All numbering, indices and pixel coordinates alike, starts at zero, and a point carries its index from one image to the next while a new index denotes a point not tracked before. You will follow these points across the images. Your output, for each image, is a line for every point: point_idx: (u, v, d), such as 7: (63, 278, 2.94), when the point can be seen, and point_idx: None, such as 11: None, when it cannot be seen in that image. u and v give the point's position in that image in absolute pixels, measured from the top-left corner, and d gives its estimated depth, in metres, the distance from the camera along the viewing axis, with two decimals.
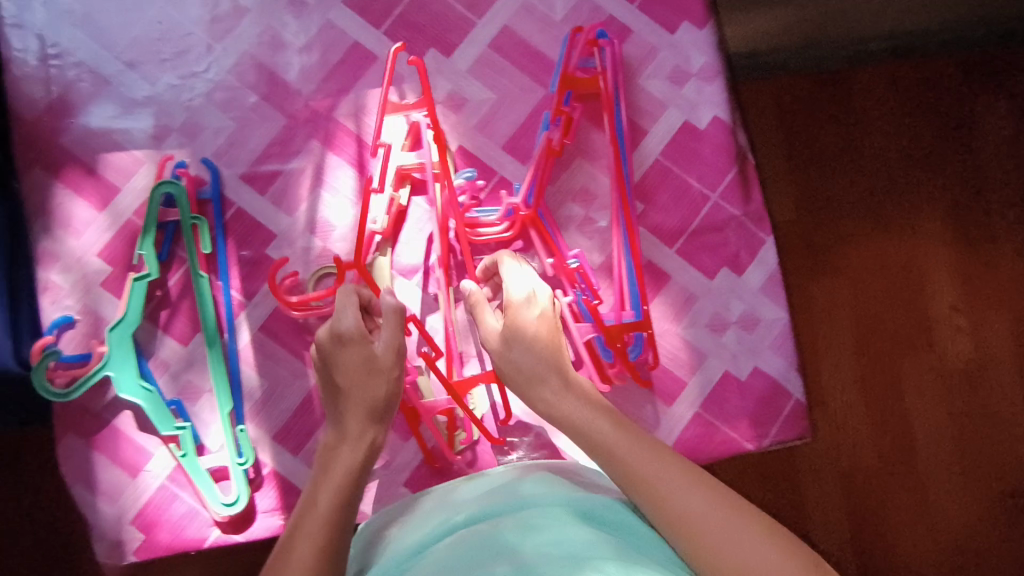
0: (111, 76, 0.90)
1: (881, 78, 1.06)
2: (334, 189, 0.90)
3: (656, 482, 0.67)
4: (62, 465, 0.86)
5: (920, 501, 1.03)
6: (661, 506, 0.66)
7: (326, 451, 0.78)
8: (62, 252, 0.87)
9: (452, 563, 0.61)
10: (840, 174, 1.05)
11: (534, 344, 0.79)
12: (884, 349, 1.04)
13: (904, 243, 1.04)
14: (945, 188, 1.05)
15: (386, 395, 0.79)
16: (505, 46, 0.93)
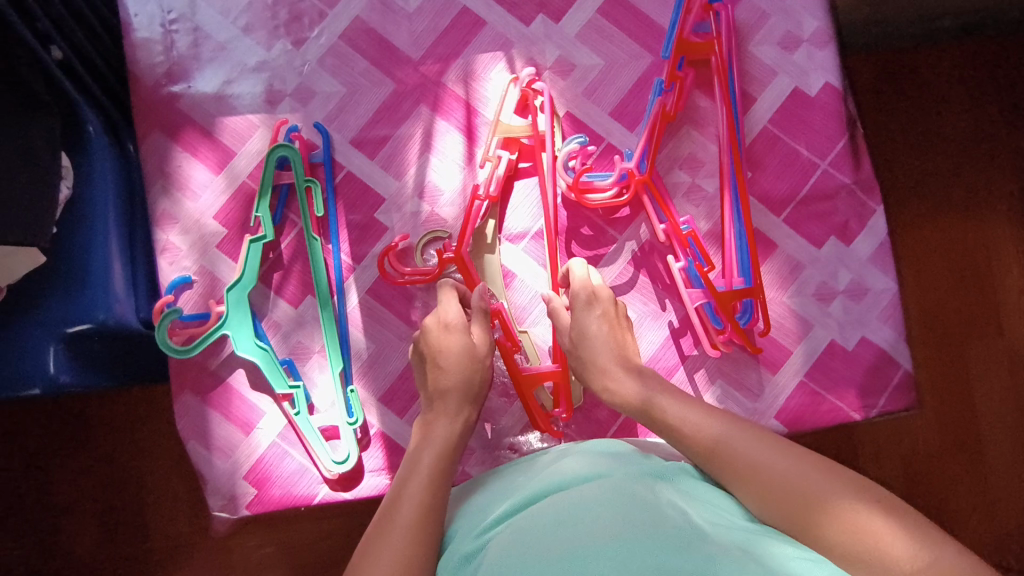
0: (227, 41, 0.92)
1: (952, 62, 1.06)
2: (442, 153, 0.91)
3: (752, 465, 0.64)
4: (178, 421, 0.88)
5: (980, 479, 1.04)
6: (761, 489, 0.63)
7: (418, 431, 0.80)
8: (179, 214, 0.89)
9: (611, 505, 0.60)
10: (910, 156, 1.05)
11: (604, 351, 0.81)
12: (951, 335, 1.04)
13: (973, 226, 1.05)
14: (1012, 168, 1.06)
15: (480, 380, 0.82)
16: (614, 12, 0.92)
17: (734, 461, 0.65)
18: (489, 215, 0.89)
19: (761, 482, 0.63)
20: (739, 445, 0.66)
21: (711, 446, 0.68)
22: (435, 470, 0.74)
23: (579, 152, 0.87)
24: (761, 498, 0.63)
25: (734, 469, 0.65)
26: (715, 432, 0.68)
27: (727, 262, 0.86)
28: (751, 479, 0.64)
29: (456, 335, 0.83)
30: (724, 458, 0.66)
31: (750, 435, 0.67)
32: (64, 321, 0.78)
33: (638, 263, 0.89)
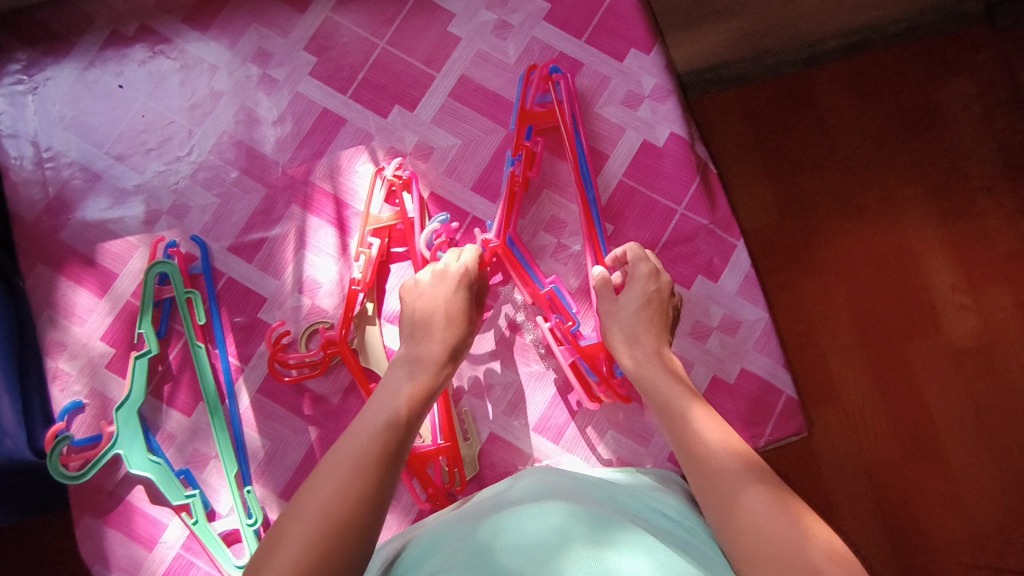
0: (103, 170, 0.96)
1: (838, 78, 1.10)
2: (317, 248, 0.94)
3: (714, 460, 0.67)
4: (81, 546, 0.88)
5: (946, 484, 1.02)
6: (709, 482, 0.66)
7: (390, 377, 0.77)
8: (68, 340, 0.92)
9: (459, 551, 0.58)
10: (815, 173, 1.08)
11: (633, 321, 0.82)
12: (886, 334, 1.05)
13: (891, 233, 1.06)
14: (921, 174, 1.08)
15: (462, 342, 0.82)
16: (464, 94, 0.98)
17: (700, 450, 0.69)
18: (368, 299, 0.91)
19: (714, 477, 0.66)
20: (709, 439, 0.69)
21: (688, 431, 0.71)
22: (406, 409, 0.72)
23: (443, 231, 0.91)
24: (708, 492, 0.66)
25: (700, 459, 0.68)
26: (694, 422, 0.72)
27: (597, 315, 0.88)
28: (709, 473, 0.66)
29: (461, 292, 0.83)
30: (695, 447, 0.69)
31: (720, 440, 0.69)
32: None
33: (515, 328, 0.92)
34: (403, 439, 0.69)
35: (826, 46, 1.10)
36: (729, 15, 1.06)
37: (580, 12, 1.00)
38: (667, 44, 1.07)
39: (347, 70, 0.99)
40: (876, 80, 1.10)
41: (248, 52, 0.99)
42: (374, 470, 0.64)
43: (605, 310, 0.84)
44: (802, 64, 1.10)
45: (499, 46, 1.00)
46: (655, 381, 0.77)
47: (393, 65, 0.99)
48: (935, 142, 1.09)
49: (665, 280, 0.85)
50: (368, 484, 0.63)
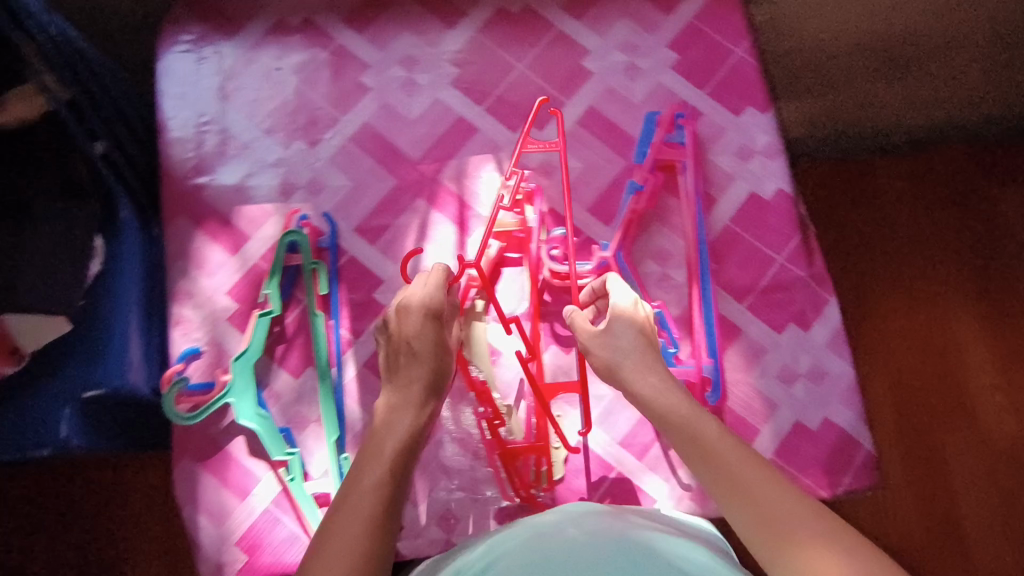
0: (250, 141, 1.03)
1: (904, 167, 1.17)
2: (437, 242, 1.01)
3: (740, 473, 0.67)
4: (178, 486, 0.93)
5: (965, 567, 1.05)
6: (738, 498, 0.66)
7: (386, 409, 0.82)
8: (195, 290, 0.98)
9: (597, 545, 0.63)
10: (876, 251, 1.15)
11: (625, 357, 0.83)
12: (925, 415, 1.09)
13: (939, 321, 1.12)
14: (973, 270, 1.14)
15: (443, 376, 0.86)
16: (591, 123, 1.06)
17: (723, 465, 0.68)
18: (478, 297, 0.96)
19: (742, 491, 0.65)
20: (730, 452, 0.69)
21: (705, 444, 0.71)
22: (405, 443, 0.77)
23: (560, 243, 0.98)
24: (737, 507, 0.65)
25: (724, 474, 0.68)
26: (711, 435, 0.71)
27: (697, 342, 0.94)
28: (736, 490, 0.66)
29: (429, 326, 0.86)
30: (716, 462, 0.69)
31: (740, 451, 0.69)
32: (77, 387, 0.86)
33: None
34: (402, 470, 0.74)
35: (897, 138, 1.16)
36: (832, 87, 1.15)
37: (706, 66, 1.08)
38: (777, 101, 1.15)
39: (486, 85, 1.07)
40: (937, 173, 1.17)
41: (397, 55, 1.07)
42: (382, 515, 0.68)
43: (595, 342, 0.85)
44: (869, 150, 1.16)
45: (628, 85, 1.07)
46: (664, 398, 0.77)
47: (529, 87, 1.07)
48: (993, 248, 1.15)
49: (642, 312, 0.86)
50: (381, 524, 0.68)
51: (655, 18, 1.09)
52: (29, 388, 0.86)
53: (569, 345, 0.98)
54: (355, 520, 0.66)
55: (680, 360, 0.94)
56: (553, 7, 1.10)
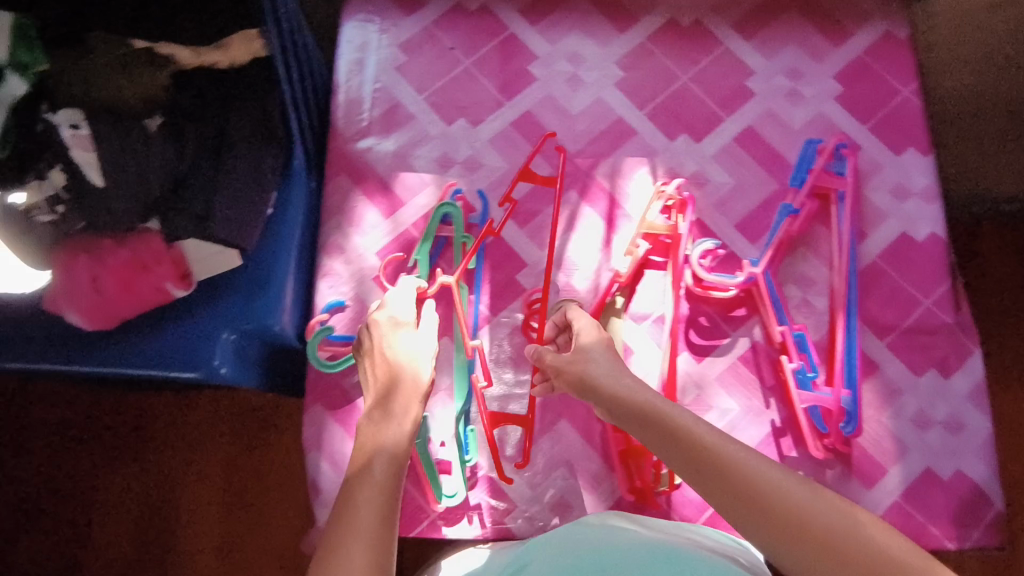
0: (415, 112, 1.07)
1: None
2: (583, 235, 1.03)
3: (744, 475, 0.66)
4: (306, 431, 0.96)
5: None
6: (747, 504, 0.64)
7: (375, 413, 0.80)
8: (346, 246, 1.02)
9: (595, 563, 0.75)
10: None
11: (600, 371, 0.82)
12: None
13: None
14: None
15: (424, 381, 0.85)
16: (748, 142, 1.07)
17: (721, 469, 0.67)
18: (619, 293, 0.99)
19: (748, 494, 0.64)
20: (723, 449, 0.68)
21: (694, 447, 0.69)
22: (402, 444, 0.76)
23: (709, 253, 1.00)
24: (744, 514, 0.64)
25: (722, 480, 0.66)
26: (699, 432, 0.70)
27: (836, 371, 0.92)
28: (739, 493, 0.65)
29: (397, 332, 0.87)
30: (714, 466, 0.67)
31: (730, 444, 0.68)
32: (234, 318, 0.92)
33: (745, 362, 0.98)
34: (395, 467, 0.72)
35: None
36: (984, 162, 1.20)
37: (870, 101, 1.08)
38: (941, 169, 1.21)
39: (649, 90, 1.09)
40: None
41: (566, 51, 1.10)
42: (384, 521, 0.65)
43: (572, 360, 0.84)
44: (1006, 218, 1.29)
45: (789, 110, 1.08)
46: (637, 399, 0.77)
47: (691, 99, 1.09)
48: None
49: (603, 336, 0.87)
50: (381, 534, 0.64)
51: (823, 47, 1.10)
52: (188, 312, 0.91)
53: (701, 354, 0.99)
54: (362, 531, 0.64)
55: (816, 386, 0.93)
56: (723, 24, 1.11)
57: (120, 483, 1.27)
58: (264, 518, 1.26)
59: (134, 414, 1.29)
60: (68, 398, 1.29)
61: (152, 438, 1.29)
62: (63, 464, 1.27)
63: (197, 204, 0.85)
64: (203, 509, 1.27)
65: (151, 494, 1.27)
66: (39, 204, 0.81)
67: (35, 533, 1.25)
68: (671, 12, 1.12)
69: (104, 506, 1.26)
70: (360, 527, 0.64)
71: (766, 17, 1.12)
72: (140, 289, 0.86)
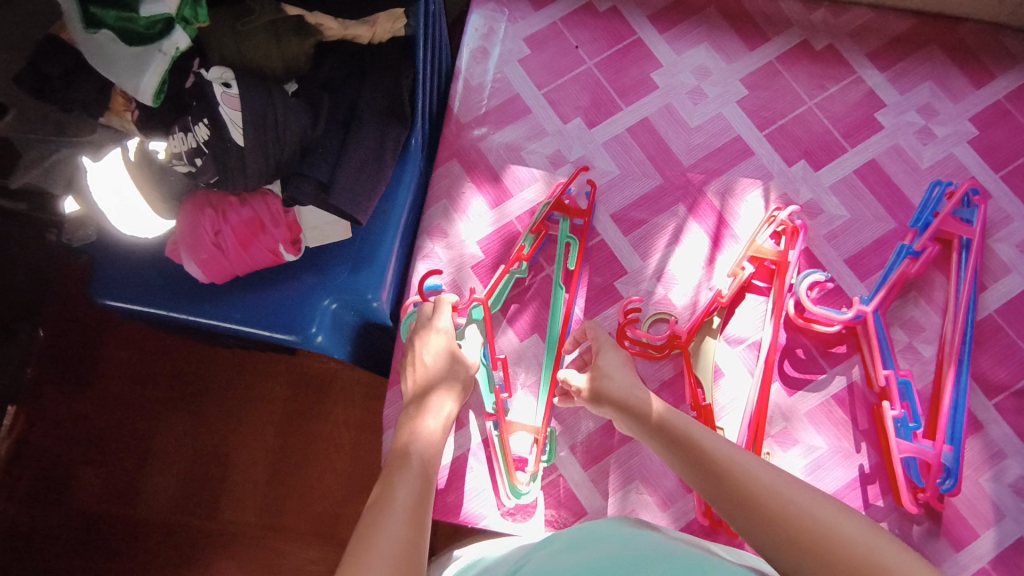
0: (533, 107, 1.08)
1: None
2: (687, 250, 1.01)
3: (790, 508, 0.62)
4: (388, 407, 0.98)
5: None
6: (793, 541, 0.60)
7: (412, 409, 0.82)
8: (449, 231, 1.03)
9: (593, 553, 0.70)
10: None
11: (618, 391, 0.84)
12: None
13: None
14: None
15: (463, 381, 0.87)
16: (869, 176, 1.04)
17: (759, 502, 0.64)
18: (717, 313, 0.97)
19: (792, 530, 0.61)
20: (768, 481, 0.66)
21: (733, 479, 0.67)
22: (437, 437, 0.79)
23: (818, 284, 0.97)
24: (786, 545, 0.61)
25: (764, 517, 0.63)
26: (741, 464, 0.68)
27: (941, 426, 0.88)
28: (785, 530, 0.61)
29: (430, 334, 0.89)
30: (755, 501, 0.64)
31: (736, 455, 0.70)
32: (337, 289, 0.94)
33: (839, 402, 0.95)
34: (430, 456, 0.75)
35: None
36: None
37: (1006, 149, 1.03)
38: None
39: (771, 112, 1.07)
40: None
41: (691, 63, 1.10)
42: (415, 501, 0.68)
43: (596, 383, 0.86)
44: None
45: (917, 148, 1.04)
46: (650, 411, 0.79)
47: (814, 125, 1.06)
48: None
49: (619, 358, 0.88)
50: (411, 518, 0.65)
51: (963, 87, 1.06)
52: (290, 277, 0.94)
53: (794, 388, 0.96)
54: (399, 515, 0.65)
55: (917, 438, 0.89)
56: (858, 53, 1.09)
57: (174, 435, 1.32)
58: (307, 487, 1.29)
59: (204, 369, 1.34)
60: (139, 345, 1.35)
61: (217, 393, 1.33)
62: (133, 407, 1.33)
63: (322, 172, 0.87)
64: (251, 469, 1.30)
65: (204, 448, 1.31)
66: (180, 154, 0.82)
67: (92, 469, 1.30)
68: (805, 34, 1.10)
69: (162, 454, 1.31)
70: (398, 503, 0.67)
71: (905, 49, 1.08)
72: (255, 250, 0.89)
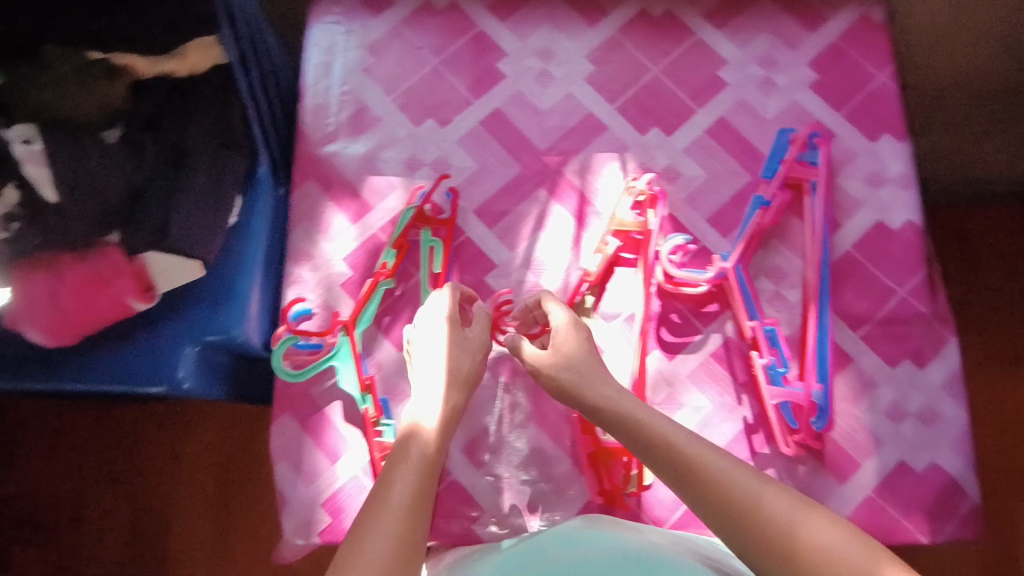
0: (383, 114, 1.07)
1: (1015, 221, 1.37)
2: (553, 234, 1.02)
3: (741, 497, 0.69)
4: (274, 441, 0.95)
5: None
6: (713, 503, 0.70)
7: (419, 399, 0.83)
8: (314, 253, 1.01)
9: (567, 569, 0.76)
10: (991, 298, 1.35)
11: (580, 371, 0.85)
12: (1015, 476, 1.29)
13: None
14: None
15: (470, 369, 0.88)
16: (720, 134, 1.06)
17: (715, 491, 0.70)
18: (589, 292, 0.98)
19: (731, 505, 0.69)
20: (723, 470, 0.71)
21: (691, 467, 0.72)
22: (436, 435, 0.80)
23: (680, 249, 0.98)
24: (740, 531, 0.68)
25: (719, 503, 0.70)
26: (680, 439, 0.75)
27: (808, 365, 0.92)
28: (737, 516, 0.68)
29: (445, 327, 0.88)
30: (711, 489, 0.70)
31: (695, 442, 0.75)
32: (199, 331, 0.89)
33: (717, 358, 0.96)
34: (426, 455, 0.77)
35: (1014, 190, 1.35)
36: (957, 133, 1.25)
37: (843, 88, 1.06)
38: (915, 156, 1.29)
39: (620, 84, 1.08)
40: None
41: (536, 47, 1.10)
42: (412, 505, 0.71)
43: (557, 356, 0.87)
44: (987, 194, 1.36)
45: (761, 100, 1.07)
46: (602, 395, 0.82)
47: (662, 91, 1.08)
48: None
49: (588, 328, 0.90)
50: (413, 519, 0.70)
51: (797, 34, 1.09)
52: (145, 327, 0.88)
53: (672, 352, 0.97)
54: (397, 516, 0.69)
55: (788, 381, 0.91)
56: (694, 15, 1.11)
57: (100, 497, 1.28)
58: (254, 523, 1.27)
59: (118, 424, 1.31)
60: (49, 415, 1.31)
61: (137, 445, 1.30)
62: (53, 478, 1.28)
63: (153, 217, 0.84)
64: (193, 517, 1.27)
65: (136, 502, 1.28)
66: None
67: (24, 548, 1.26)
68: (641, 4, 1.12)
69: (94, 520, 1.27)
70: (392, 503, 0.71)
71: (738, 8, 1.11)
72: (100, 303, 0.83)
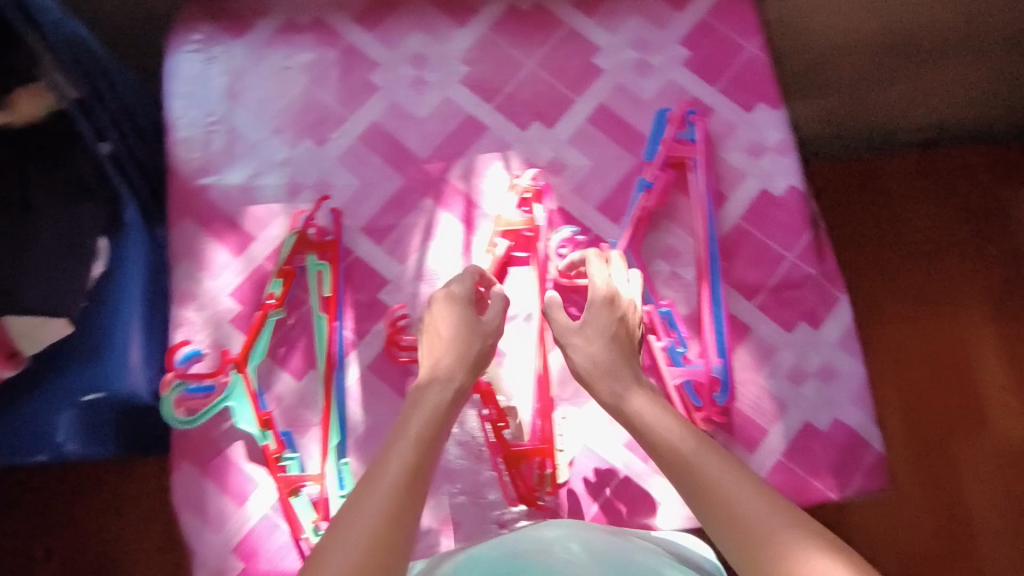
0: (257, 140, 1.04)
1: (909, 167, 1.38)
2: (443, 242, 1.00)
3: (719, 488, 0.66)
4: (175, 493, 0.91)
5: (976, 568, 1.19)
6: (696, 493, 0.68)
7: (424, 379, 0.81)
8: (198, 292, 0.97)
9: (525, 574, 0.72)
10: (890, 245, 1.35)
11: (597, 351, 0.84)
12: (930, 417, 1.26)
13: (945, 320, 1.31)
14: (966, 263, 1.33)
15: (480, 349, 0.84)
16: (601, 120, 1.05)
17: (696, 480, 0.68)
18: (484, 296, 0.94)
19: (710, 495, 0.66)
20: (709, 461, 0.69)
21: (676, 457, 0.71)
22: (433, 414, 0.77)
23: (569, 241, 0.98)
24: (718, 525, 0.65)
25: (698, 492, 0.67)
26: (670, 431, 0.74)
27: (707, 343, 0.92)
28: (711, 507, 0.66)
29: (457, 308, 0.86)
30: (693, 476, 0.69)
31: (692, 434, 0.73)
32: (73, 392, 0.86)
33: None
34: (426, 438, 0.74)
35: (902, 139, 1.36)
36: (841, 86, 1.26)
37: (716, 62, 1.07)
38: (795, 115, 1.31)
39: (496, 82, 1.07)
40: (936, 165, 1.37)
41: (407, 54, 1.08)
42: (406, 481, 0.68)
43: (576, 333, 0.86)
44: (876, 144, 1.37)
45: (638, 82, 1.07)
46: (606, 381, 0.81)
47: (538, 85, 1.07)
48: (975, 237, 1.34)
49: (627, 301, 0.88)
50: (405, 500, 0.67)
51: (666, 13, 1.09)
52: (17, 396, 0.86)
53: None
54: (384, 495, 0.66)
55: (687, 360, 0.93)
56: (564, 5, 1.10)
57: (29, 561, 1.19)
58: None
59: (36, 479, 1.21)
60: None
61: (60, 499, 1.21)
62: None
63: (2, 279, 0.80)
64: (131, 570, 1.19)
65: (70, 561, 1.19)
66: None
67: None
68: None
69: None
70: (387, 476, 0.68)
71: None
72: None
